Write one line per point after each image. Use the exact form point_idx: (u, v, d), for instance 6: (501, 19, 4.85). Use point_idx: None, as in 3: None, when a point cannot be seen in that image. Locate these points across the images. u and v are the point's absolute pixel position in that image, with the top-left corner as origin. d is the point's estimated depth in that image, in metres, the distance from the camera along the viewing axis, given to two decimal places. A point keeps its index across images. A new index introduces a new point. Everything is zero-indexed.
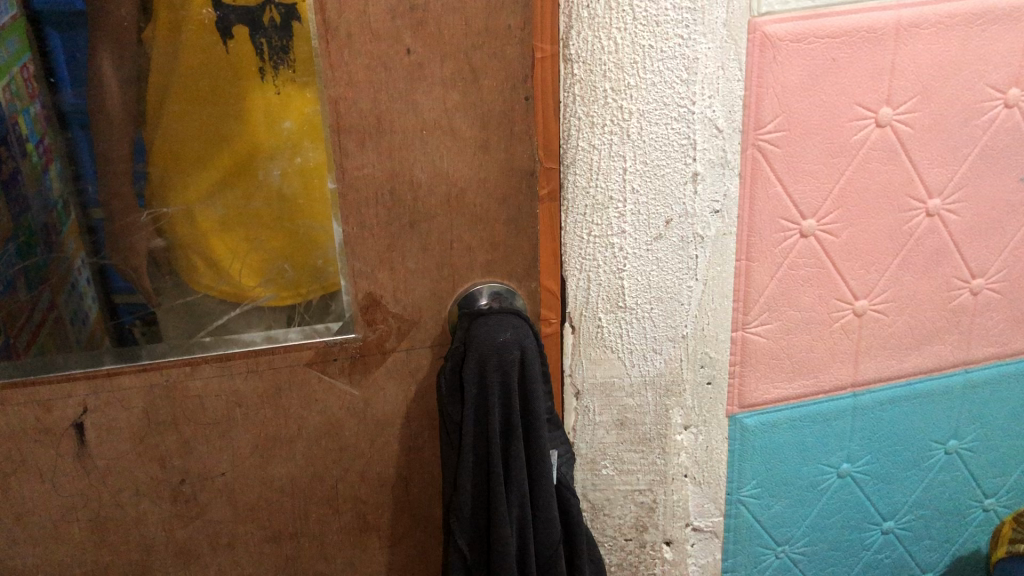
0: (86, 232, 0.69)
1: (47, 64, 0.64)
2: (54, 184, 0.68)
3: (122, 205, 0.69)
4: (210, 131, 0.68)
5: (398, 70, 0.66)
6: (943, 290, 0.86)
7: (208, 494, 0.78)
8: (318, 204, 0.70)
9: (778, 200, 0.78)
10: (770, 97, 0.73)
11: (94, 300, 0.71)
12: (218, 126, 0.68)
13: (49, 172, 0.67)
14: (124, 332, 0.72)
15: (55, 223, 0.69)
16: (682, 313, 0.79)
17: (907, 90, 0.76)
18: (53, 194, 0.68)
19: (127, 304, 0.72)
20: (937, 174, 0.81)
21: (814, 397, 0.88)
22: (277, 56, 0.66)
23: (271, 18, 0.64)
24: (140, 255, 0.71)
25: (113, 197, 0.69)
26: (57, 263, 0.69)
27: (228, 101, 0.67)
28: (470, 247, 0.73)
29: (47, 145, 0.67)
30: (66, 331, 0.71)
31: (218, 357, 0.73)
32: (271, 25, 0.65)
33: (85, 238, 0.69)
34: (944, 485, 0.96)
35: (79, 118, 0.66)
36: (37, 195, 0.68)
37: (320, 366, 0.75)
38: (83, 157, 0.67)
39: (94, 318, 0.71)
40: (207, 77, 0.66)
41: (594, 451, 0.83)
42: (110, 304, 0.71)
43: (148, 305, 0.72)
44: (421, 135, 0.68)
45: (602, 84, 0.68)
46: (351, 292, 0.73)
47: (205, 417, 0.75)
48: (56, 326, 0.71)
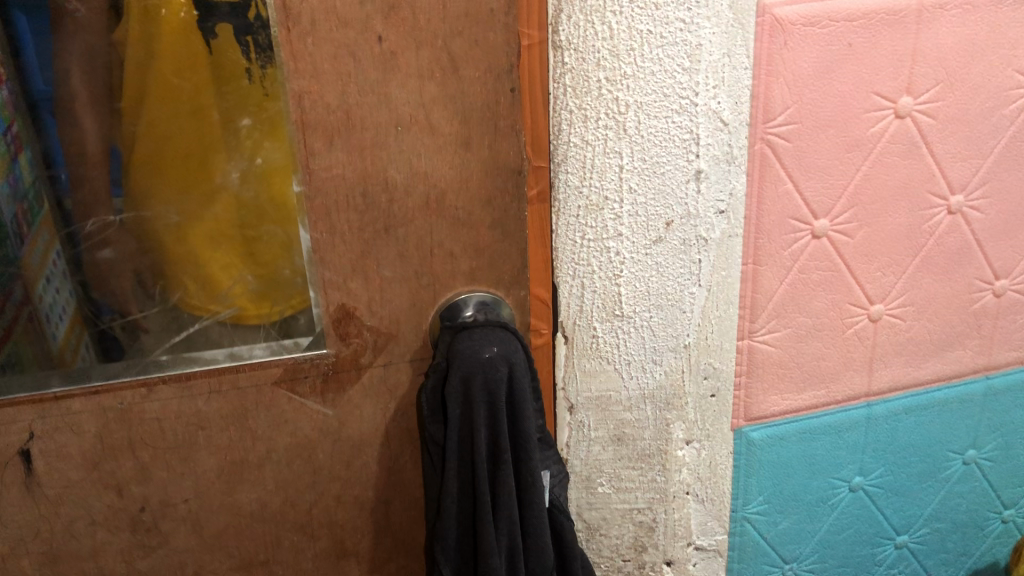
0: (60, 223, 0.62)
1: (13, 49, 0.57)
2: (25, 172, 0.60)
3: (67, 213, 0.62)
4: (161, 132, 0.62)
5: (369, 60, 0.59)
6: (964, 293, 0.80)
7: (170, 522, 0.72)
8: (282, 209, 0.64)
9: (789, 198, 0.71)
10: (780, 87, 0.67)
11: (71, 295, 0.64)
12: (170, 124, 0.62)
13: (19, 161, 0.60)
14: (103, 335, 0.65)
15: (26, 214, 0.61)
16: (684, 321, 0.73)
17: (930, 78, 0.70)
18: (24, 183, 0.61)
19: (84, 321, 0.65)
20: (960, 169, 0.74)
21: (826, 408, 0.82)
22: (263, 56, 0.59)
23: (258, 12, 0.57)
24: (84, 267, 0.63)
25: (71, 197, 0.62)
26: (30, 256, 0.62)
27: (178, 96, 0.61)
28: (453, 253, 0.66)
29: (15, 132, 0.59)
30: (42, 330, 0.63)
31: (176, 378, 0.66)
32: (259, 21, 0.58)
33: (60, 229, 0.62)
34: (961, 497, 0.90)
35: (47, 106, 0.59)
36: (4, 184, 0.60)
37: (289, 385, 0.69)
38: (56, 155, 0.60)
39: (72, 316, 0.64)
40: (156, 71, 0.60)
41: (590, 469, 0.77)
42: (82, 308, 0.64)
43: (113, 309, 0.65)
44: (397, 132, 0.61)
45: (595, 74, 0.62)
46: (321, 305, 0.66)
47: (164, 441, 0.68)
48: (31, 325, 0.63)
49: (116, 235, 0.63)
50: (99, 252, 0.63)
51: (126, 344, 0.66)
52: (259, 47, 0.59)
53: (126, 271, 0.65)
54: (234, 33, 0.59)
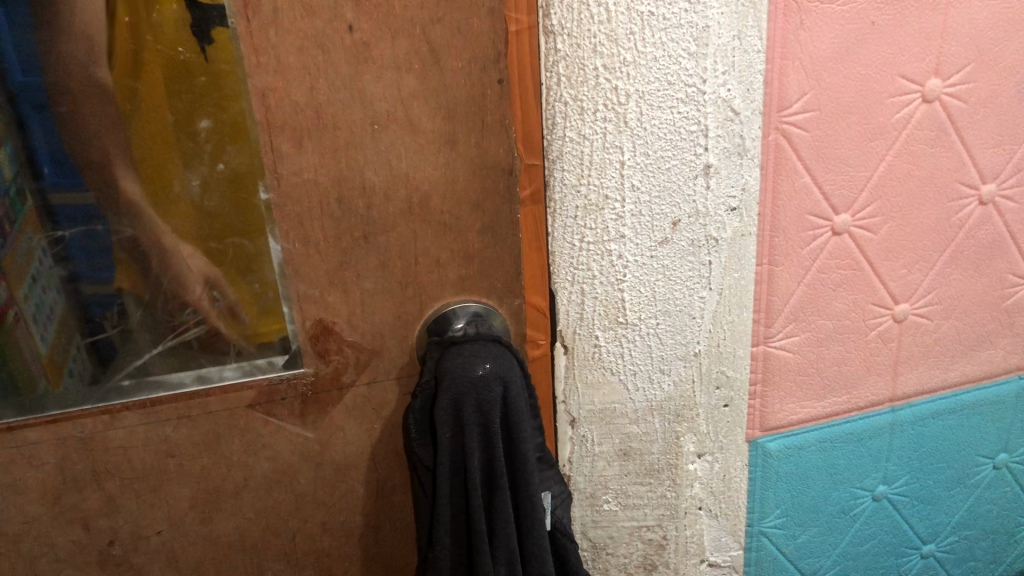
0: (43, 221, 0.56)
1: None
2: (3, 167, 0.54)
3: (52, 208, 0.56)
4: (109, 137, 0.55)
5: (340, 52, 0.53)
6: (995, 289, 0.75)
7: (143, 556, 0.66)
8: (249, 217, 0.58)
9: (807, 193, 0.65)
10: (796, 71, 0.61)
11: (59, 293, 0.58)
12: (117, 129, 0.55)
13: None
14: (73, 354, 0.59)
15: (8, 213, 0.55)
16: (694, 328, 0.67)
17: (960, 58, 0.64)
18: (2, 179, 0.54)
19: (75, 322, 0.59)
20: (992, 156, 0.69)
21: (847, 414, 0.76)
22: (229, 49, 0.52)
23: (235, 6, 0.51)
24: (47, 278, 0.57)
25: (53, 190, 0.55)
26: (12, 254, 0.56)
27: (125, 99, 0.54)
28: (440, 261, 0.61)
29: None
30: (27, 332, 0.58)
31: (141, 404, 0.61)
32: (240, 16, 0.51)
33: (45, 225, 0.56)
34: (991, 503, 0.85)
35: (29, 98, 0.53)
36: None
37: (265, 408, 0.63)
38: (37, 152, 0.54)
39: (60, 316, 0.58)
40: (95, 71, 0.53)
41: (594, 486, 0.72)
42: (71, 308, 0.58)
43: (78, 330, 0.59)
44: (373, 131, 0.55)
45: (592, 61, 0.56)
46: (296, 321, 0.61)
47: (131, 471, 0.63)
48: (15, 329, 0.58)
49: (73, 249, 0.57)
50: (73, 264, 0.57)
51: (88, 368, 0.60)
52: (231, 45, 0.52)
53: (91, 286, 0.58)
54: (225, 34, 0.52)
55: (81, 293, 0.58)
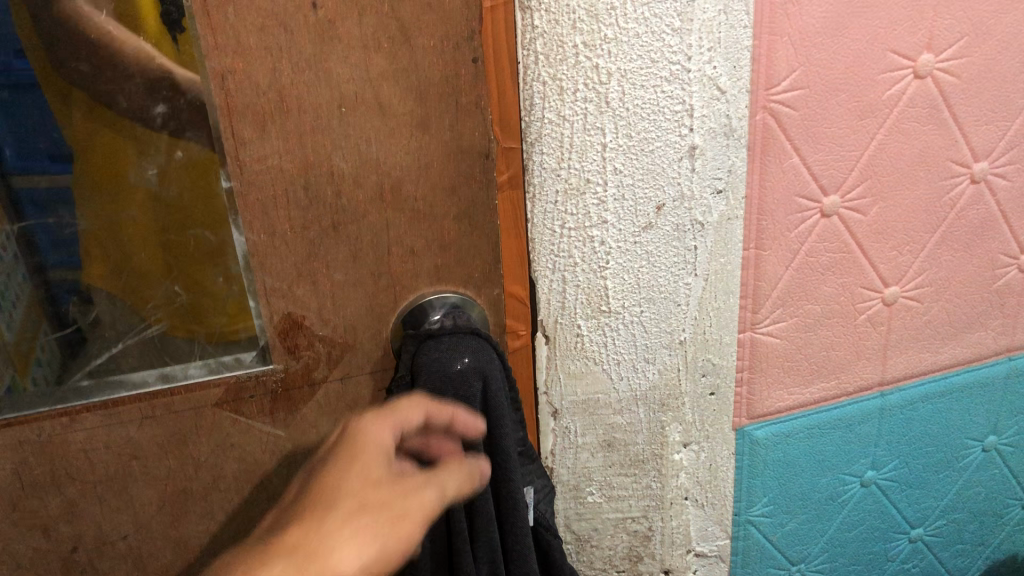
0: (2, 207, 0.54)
1: None
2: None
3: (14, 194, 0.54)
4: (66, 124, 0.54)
5: (303, 31, 0.49)
6: (987, 269, 0.73)
7: (109, 561, 0.63)
8: (209, 208, 0.55)
9: (795, 173, 0.63)
10: (784, 47, 0.58)
11: (25, 278, 0.56)
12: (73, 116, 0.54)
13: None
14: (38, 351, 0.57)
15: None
16: (680, 315, 0.65)
17: (953, 31, 0.62)
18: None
19: (43, 310, 0.57)
20: (985, 134, 0.67)
21: (836, 400, 0.74)
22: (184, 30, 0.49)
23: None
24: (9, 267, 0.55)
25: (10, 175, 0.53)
26: None
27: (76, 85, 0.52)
28: (415, 251, 0.57)
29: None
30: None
31: (102, 405, 0.57)
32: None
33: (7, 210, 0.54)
34: (980, 485, 0.84)
35: None
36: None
37: (232, 406, 0.60)
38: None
39: (27, 301, 0.57)
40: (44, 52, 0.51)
41: (578, 478, 0.69)
42: (38, 293, 0.57)
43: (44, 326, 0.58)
44: (340, 114, 0.52)
45: (570, 38, 0.53)
46: (264, 316, 0.57)
47: (94, 475, 0.60)
48: None
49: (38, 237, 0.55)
50: (40, 254, 0.56)
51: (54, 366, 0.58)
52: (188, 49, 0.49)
53: (60, 272, 0.57)
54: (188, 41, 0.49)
55: (48, 281, 0.57)
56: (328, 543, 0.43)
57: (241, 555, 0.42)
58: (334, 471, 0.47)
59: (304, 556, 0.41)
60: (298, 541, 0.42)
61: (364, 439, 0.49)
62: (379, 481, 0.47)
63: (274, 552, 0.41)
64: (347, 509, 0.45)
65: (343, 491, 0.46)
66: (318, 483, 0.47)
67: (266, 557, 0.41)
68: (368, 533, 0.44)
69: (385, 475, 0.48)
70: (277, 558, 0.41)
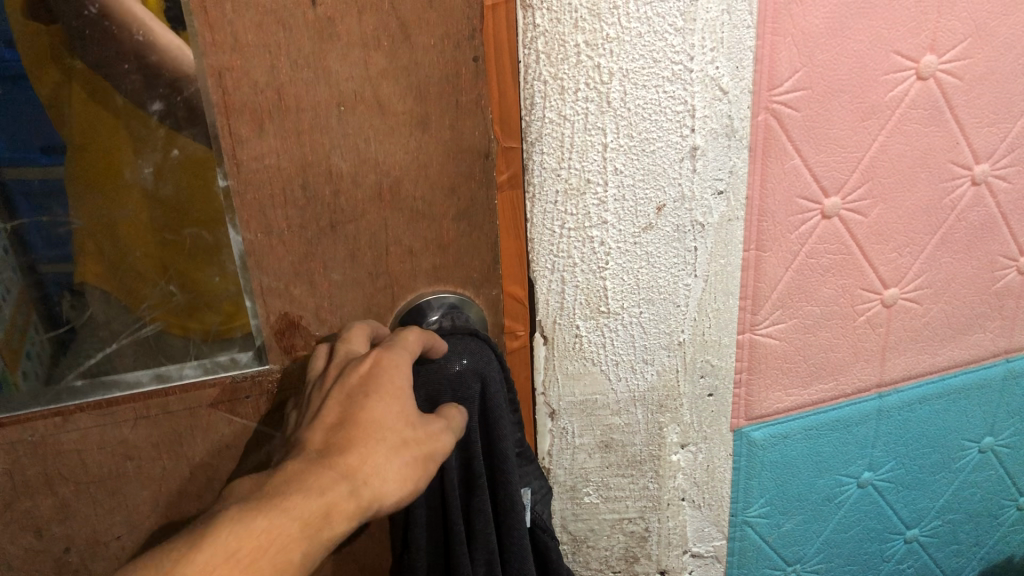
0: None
1: None
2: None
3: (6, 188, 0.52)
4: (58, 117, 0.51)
5: (302, 28, 0.48)
6: (986, 271, 0.73)
7: (102, 562, 0.63)
8: (206, 206, 0.54)
9: (796, 175, 0.62)
10: (787, 47, 0.57)
11: (15, 271, 0.54)
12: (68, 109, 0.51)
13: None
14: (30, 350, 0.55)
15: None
16: (679, 316, 0.64)
17: (956, 33, 0.61)
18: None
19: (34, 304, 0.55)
20: (986, 135, 0.67)
21: (834, 401, 0.74)
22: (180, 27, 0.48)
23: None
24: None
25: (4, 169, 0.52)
26: None
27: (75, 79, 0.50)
28: (413, 250, 0.57)
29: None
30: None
31: (96, 405, 0.57)
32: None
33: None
34: (976, 486, 0.84)
35: None
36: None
37: (228, 406, 0.60)
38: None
39: (17, 292, 0.54)
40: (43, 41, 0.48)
41: (575, 478, 0.69)
42: (29, 286, 0.54)
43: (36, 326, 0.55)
44: (339, 113, 0.51)
45: (572, 37, 0.53)
46: (260, 315, 0.57)
47: (87, 475, 0.59)
48: None
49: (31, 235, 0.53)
50: (30, 249, 0.53)
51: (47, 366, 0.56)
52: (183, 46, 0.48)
53: (50, 267, 0.54)
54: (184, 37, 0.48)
55: (39, 271, 0.54)
56: (379, 479, 0.47)
57: (302, 468, 0.46)
58: (374, 402, 0.48)
59: (357, 490, 0.46)
60: (353, 471, 0.46)
61: (397, 369, 0.50)
62: (415, 420, 0.49)
63: (334, 477, 0.46)
64: (391, 445, 0.48)
65: (384, 428, 0.48)
66: (358, 412, 0.48)
67: (327, 482, 0.45)
68: (410, 470, 0.48)
69: (416, 412, 0.50)
70: (338, 486, 0.45)
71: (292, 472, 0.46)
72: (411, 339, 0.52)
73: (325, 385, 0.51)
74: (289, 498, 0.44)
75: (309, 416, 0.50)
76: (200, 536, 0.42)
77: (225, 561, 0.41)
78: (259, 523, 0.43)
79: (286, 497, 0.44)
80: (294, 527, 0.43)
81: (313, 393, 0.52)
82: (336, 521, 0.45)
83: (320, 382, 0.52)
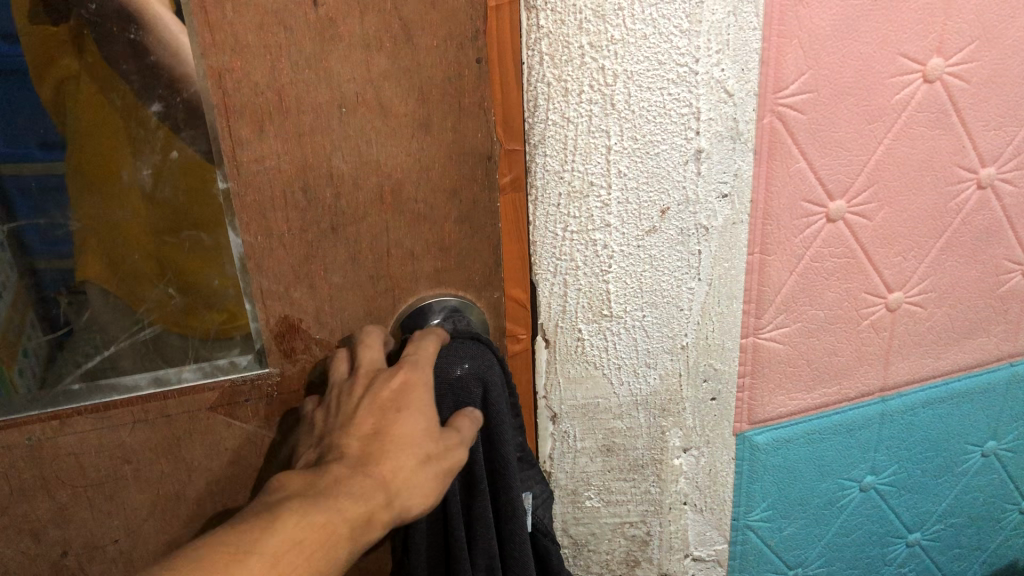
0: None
1: None
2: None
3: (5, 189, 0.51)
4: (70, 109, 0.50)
5: (303, 28, 0.48)
6: (991, 275, 0.72)
7: (99, 566, 0.62)
8: (205, 209, 0.53)
9: (801, 178, 0.62)
10: (793, 50, 0.57)
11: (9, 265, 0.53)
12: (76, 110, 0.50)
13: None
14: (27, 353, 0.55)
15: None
16: (682, 319, 0.64)
17: (964, 35, 0.61)
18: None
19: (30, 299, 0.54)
20: (993, 139, 0.66)
21: (837, 405, 0.74)
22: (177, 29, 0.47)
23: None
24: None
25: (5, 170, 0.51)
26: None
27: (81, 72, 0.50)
28: (414, 253, 0.56)
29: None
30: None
31: (94, 408, 0.56)
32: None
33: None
34: (979, 490, 0.84)
35: None
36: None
37: (227, 410, 0.59)
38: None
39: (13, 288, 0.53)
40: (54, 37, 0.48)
41: (576, 482, 0.69)
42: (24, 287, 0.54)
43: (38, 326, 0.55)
44: (340, 114, 0.50)
45: (576, 39, 0.52)
46: (260, 318, 0.56)
47: (85, 478, 0.58)
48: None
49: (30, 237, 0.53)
50: (30, 253, 0.53)
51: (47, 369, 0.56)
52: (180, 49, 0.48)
53: (50, 265, 0.54)
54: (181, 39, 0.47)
55: (35, 268, 0.54)
56: (409, 491, 0.48)
57: (345, 474, 0.47)
58: (405, 418, 0.50)
59: (390, 501, 0.48)
60: (388, 482, 0.48)
61: (423, 388, 0.51)
62: (438, 434, 0.51)
63: (373, 484, 0.47)
64: (421, 459, 0.49)
65: (413, 441, 0.50)
66: (391, 426, 0.49)
67: (368, 490, 0.47)
68: (436, 484, 0.50)
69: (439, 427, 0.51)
70: (376, 496, 0.47)
71: (337, 477, 0.47)
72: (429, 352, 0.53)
73: (353, 394, 0.51)
74: (340, 499, 0.46)
75: (338, 423, 0.51)
76: (265, 526, 0.43)
77: (293, 549, 0.43)
78: (319, 517, 0.44)
79: (337, 497, 0.46)
80: (344, 528, 0.45)
81: (338, 397, 0.52)
82: (374, 526, 0.47)
83: (342, 387, 0.53)
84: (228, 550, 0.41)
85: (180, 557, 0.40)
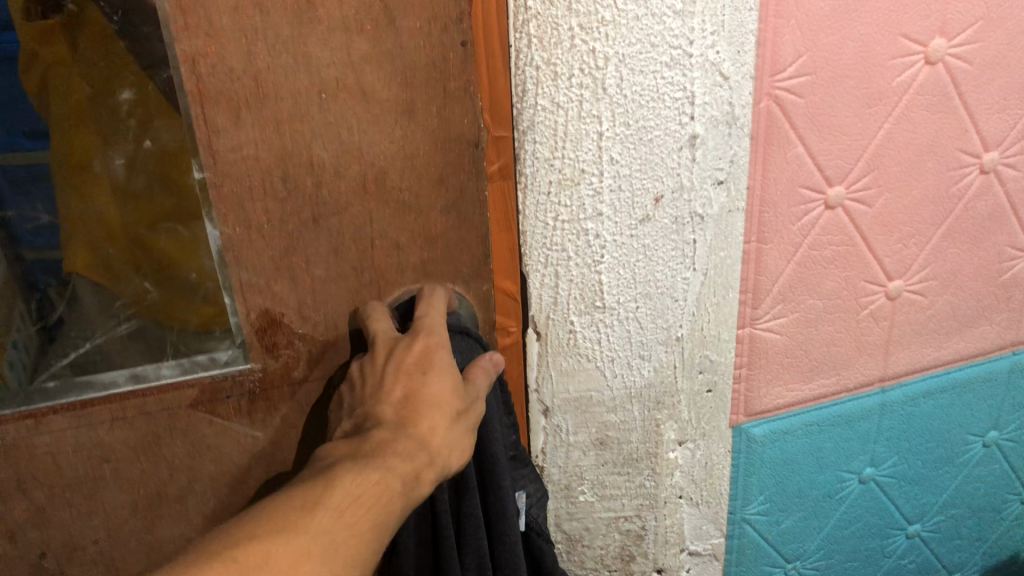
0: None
1: None
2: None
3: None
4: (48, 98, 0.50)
5: (280, 11, 0.45)
6: (994, 262, 0.71)
7: (79, 567, 0.60)
8: (183, 201, 0.51)
9: (799, 164, 0.60)
10: (791, 31, 0.55)
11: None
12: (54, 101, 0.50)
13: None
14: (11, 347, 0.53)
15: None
16: (677, 310, 0.62)
17: (968, 15, 0.59)
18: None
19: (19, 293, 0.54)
20: (997, 122, 0.64)
21: (835, 396, 0.72)
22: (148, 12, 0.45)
23: None
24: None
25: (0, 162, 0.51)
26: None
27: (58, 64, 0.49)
28: (399, 244, 0.54)
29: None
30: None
31: (70, 407, 0.54)
32: None
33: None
34: (980, 481, 0.83)
35: None
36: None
37: (209, 407, 0.57)
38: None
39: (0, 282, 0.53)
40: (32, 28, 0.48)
41: (569, 477, 0.67)
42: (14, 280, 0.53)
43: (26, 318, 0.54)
44: (320, 101, 0.48)
45: (566, 20, 0.50)
46: (240, 313, 0.54)
47: (62, 478, 0.56)
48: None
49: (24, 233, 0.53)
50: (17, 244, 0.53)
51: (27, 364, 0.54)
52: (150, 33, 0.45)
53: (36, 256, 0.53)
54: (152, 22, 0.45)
55: (22, 258, 0.53)
56: (448, 448, 0.49)
57: (388, 438, 0.47)
58: (433, 379, 0.49)
59: (434, 459, 0.48)
60: (428, 442, 0.48)
61: (440, 349, 0.51)
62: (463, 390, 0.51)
63: (415, 446, 0.47)
64: (453, 416, 0.49)
65: (444, 401, 0.50)
66: (422, 389, 0.49)
67: (412, 449, 0.47)
68: (467, 439, 0.50)
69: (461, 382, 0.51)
70: (420, 455, 0.47)
71: (380, 440, 0.47)
72: (440, 310, 0.54)
73: (374, 364, 0.51)
74: (387, 458, 0.46)
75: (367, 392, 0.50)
76: (327, 484, 0.43)
77: (353, 503, 0.42)
78: (372, 475, 0.44)
79: (385, 458, 0.46)
80: (397, 484, 0.45)
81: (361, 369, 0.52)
82: (423, 484, 0.47)
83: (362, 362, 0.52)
84: (294, 506, 0.41)
85: (250, 520, 0.40)
